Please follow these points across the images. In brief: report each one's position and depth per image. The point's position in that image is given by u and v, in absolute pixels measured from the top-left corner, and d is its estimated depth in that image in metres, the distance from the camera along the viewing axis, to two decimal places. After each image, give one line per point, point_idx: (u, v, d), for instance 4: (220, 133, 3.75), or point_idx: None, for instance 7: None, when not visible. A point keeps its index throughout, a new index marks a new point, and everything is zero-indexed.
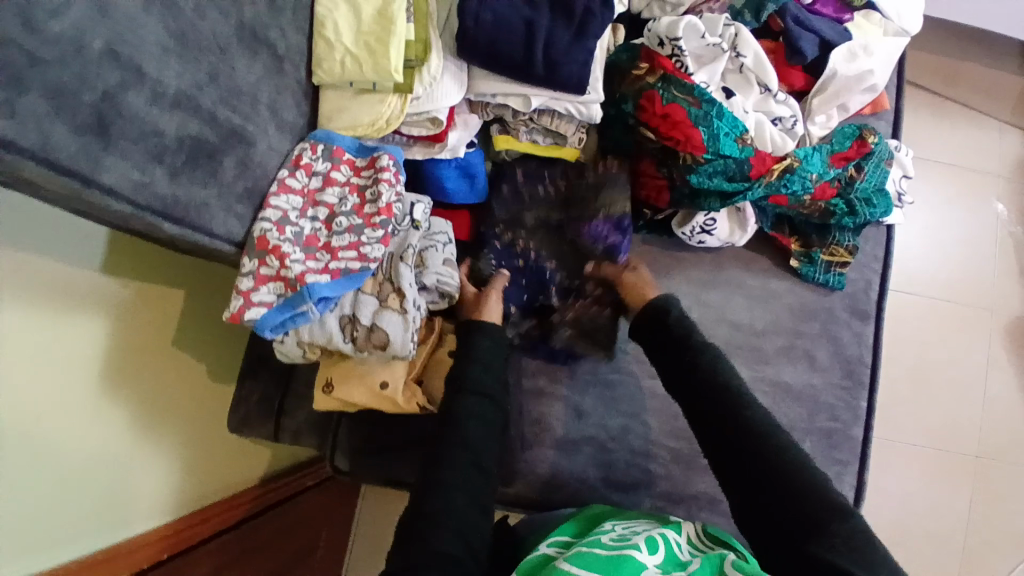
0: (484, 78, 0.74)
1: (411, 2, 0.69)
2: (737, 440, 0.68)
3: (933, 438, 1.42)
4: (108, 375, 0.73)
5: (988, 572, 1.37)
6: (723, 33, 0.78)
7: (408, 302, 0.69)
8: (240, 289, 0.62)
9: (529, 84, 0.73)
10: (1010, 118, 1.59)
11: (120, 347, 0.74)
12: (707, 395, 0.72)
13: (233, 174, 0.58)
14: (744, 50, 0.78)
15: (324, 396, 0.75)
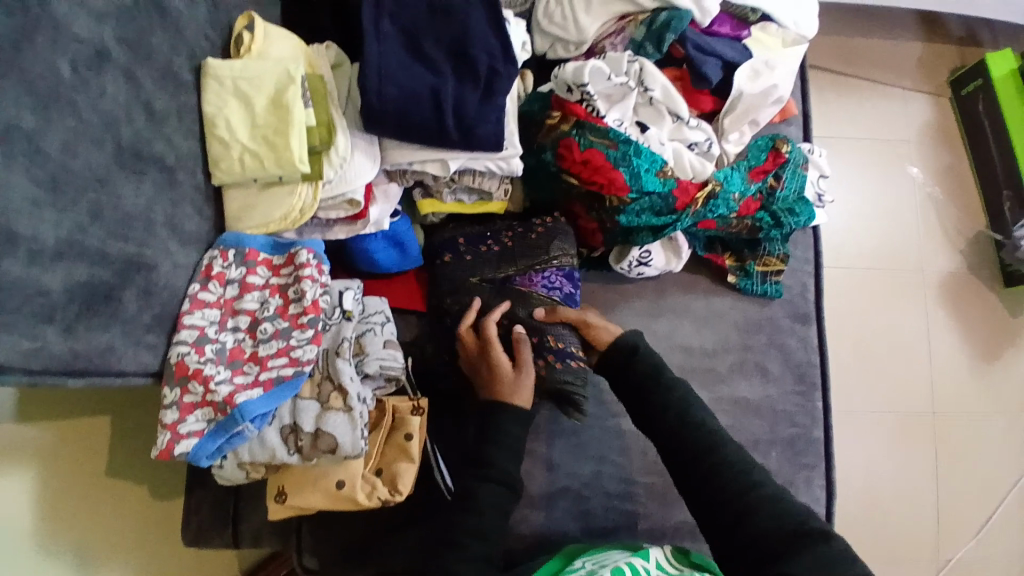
0: (398, 148, 0.72)
1: (308, 85, 0.66)
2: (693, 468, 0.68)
3: (890, 402, 1.48)
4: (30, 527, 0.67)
5: (957, 519, 1.43)
6: (628, 70, 0.78)
7: (353, 398, 0.64)
8: (164, 423, 0.57)
9: (444, 148, 0.70)
10: (911, 85, 1.68)
11: (53, 492, 0.69)
12: (674, 443, 0.70)
13: (136, 305, 0.54)
14: (652, 83, 0.79)
15: (278, 506, 0.71)
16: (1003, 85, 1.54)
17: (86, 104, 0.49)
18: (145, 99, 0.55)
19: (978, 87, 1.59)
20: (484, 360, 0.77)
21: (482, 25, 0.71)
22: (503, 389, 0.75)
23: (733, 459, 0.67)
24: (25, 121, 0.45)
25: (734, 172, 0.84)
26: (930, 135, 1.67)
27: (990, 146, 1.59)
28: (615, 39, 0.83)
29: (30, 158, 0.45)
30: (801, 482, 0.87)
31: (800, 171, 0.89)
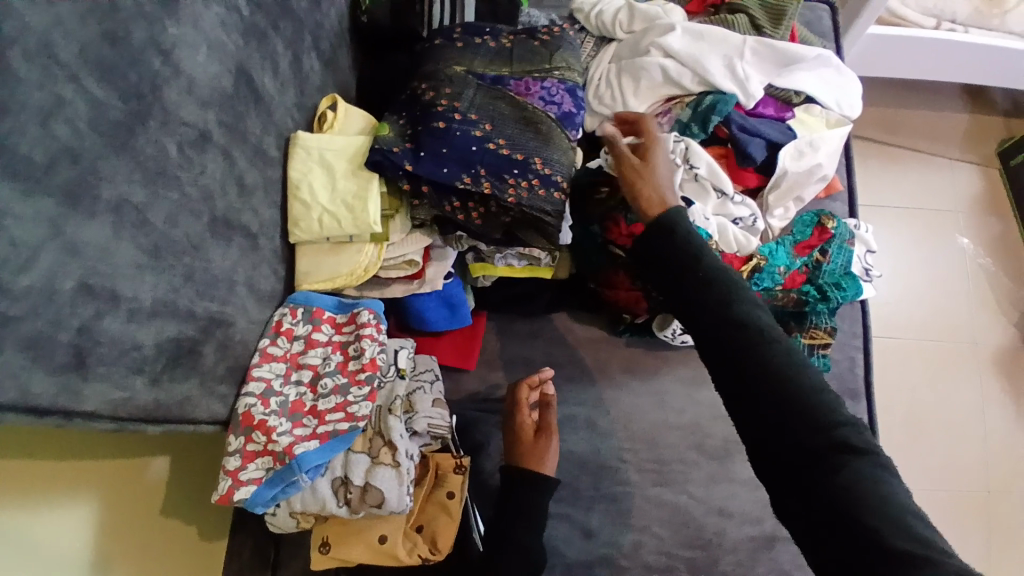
0: None
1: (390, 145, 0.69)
2: (743, 377, 0.57)
3: (942, 479, 1.48)
4: (97, 564, 0.69)
5: None
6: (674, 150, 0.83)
7: (401, 454, 0.67)
8: (227, 469, 0.61)
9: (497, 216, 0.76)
10: (961, 155, 1.76)
11: (119, 524, 0.73)
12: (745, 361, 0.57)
13: (213, 359, 0.59)
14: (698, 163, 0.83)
15: (321, 556, 0.73)
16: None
17: (189, 180, 0.54)
18: (238, 174, 0.61)
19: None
20: (513, 421, 0.82)
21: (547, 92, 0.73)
22: (528, 454, 0.80)
23: (799, 375, 0.56)
24: (136, 194, 0.48)
25: (773, 244, 0.87)
26: (984, 208, 1.71)
27: None
28: (663, 118, 0.90)
29: (137, 226, 0.49)
30: None
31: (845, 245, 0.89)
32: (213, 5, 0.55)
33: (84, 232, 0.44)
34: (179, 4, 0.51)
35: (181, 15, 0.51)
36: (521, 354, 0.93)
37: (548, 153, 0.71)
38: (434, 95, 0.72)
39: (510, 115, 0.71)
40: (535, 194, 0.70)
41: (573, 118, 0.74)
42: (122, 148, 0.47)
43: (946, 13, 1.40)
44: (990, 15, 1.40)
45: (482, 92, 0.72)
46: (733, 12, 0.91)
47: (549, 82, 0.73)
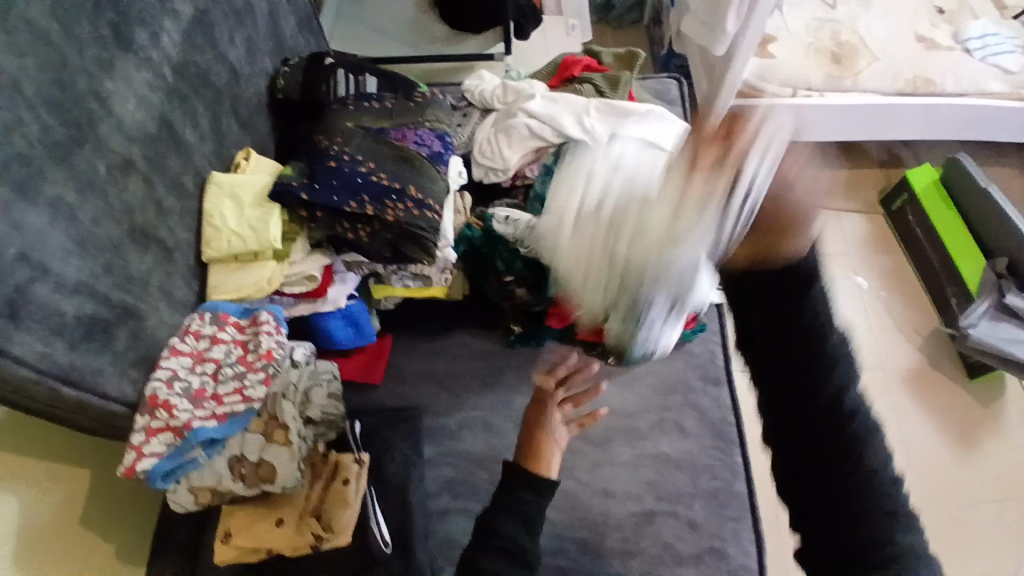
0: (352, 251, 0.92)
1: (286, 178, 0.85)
2: (806, 408, 0.58)
3: None
4: (20, 556, 0.75)
5: None
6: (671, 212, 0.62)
7: (293, 435, 0.76)
8: (132, 444, 0.70)
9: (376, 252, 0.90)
10: (845, 205, 2.06)
11: (44, 525, 0.79)
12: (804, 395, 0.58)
13: (125, 343, 0.71)
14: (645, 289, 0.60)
15: (224, 547, 0.79)
16: (926, 196, 1.89)
17: (113, 194, 0.69)
18: (157, 198, 0.76)
19: (905, 200, 1.95)
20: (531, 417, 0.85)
21: (422, 138, 0.93)
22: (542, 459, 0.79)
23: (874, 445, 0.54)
24: (69, 196, 0.64)
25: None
26: (872, 247, 2.00)
27: (925, 247, 1.90)
28: (533, 165, 1.11)
29: (67, 220, 0.64)
30: (728, 534, 0.92)
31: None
32: (143, 71, 0.73)
33: (26, 216, 0.59)
34: (115, 67, 0.69)
35: (117, 76, 0.70)
36: (424, 368, 1.04)
37: (422, 182, 0.87)
38: (329, 142, 0.89)
39: (391, 154, 0.88)
40: (411, 214, 0.85)
41: (441, 156, 0.93)
42: (63, 161, 0.63)
43: (802, 82, 1.71)
44: (843, 78, 1.72)
45: (367, 138, 0.89)
46: (582, 82, 1.16)
47: (421, 130, 0.94)
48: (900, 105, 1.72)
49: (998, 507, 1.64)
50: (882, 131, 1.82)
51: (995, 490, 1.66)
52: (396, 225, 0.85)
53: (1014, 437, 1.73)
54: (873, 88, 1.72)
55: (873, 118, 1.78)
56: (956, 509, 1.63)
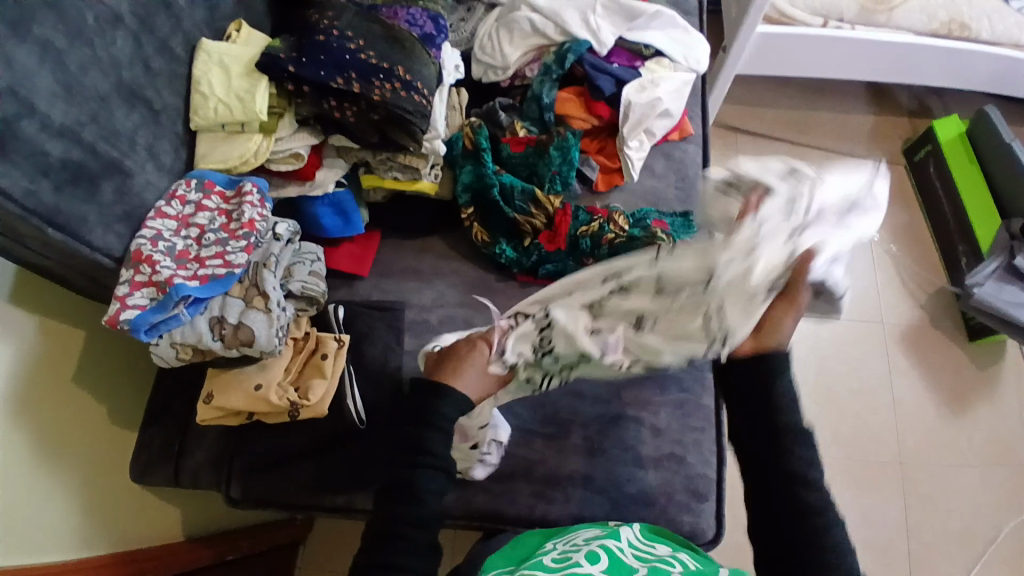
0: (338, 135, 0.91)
1: (276, 49, 0.84)
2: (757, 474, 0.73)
3: (851, 449, 1.66)
4: (11, 399, 0.81)
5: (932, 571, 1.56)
6: (614, 331, 0.77)
7: (272, 302, 0.78)
8: (117, 295, 0.72)
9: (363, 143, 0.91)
10: (866, 152, 1.99)
11: (41, 375, 0.85)
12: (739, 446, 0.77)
13: (111, 198, 0.72)
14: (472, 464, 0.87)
15: (206, 407, 0.83)
16: (951, 150, 1.83)
17: (101, 45, 0.69)
18: (145, 57, 0.75)
19: (929, 151, 1.88)
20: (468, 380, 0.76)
21: (414, 18, 0.91)
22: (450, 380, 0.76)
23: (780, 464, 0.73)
24: (56, 40, 0.64)
25: (574, 131, 1.03)
26: (890, 199, 1.94)
27: (942, 202, 1.85)
28: (534, 66, 1.08)
29: (54, 63, 0.64)
30: (691, 442, 0.94)
31: (648, 222, 1.02)
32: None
33: (15, 52, 0.60)
34: None
35: None
36: (411, 265, 1.05)
37: (411, 65, 0.86)
38: (320, 17, 0.87)
39: (382, 33, 0.87)
40: (398, 95, 0.85)
41: (433, 39, 0.91)
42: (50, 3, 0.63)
43: (833, 11, 1.62)
44: (876, 12, 1.62)
45: (358, 15, 0.88)
46: None
47: (414, 10, 0.91)
48: (931, 49, 1.65)
49: (972, 462, 1.67)
50: (909, 75, 1.74)
51: (974, 447, 1.68)
52: (382, 105, 0.85)
53: (1002, 398, 1.73)
54: (906, 27, 1.63)
55: (902, 61, 1.69)
56: (930, 464, 1.66)
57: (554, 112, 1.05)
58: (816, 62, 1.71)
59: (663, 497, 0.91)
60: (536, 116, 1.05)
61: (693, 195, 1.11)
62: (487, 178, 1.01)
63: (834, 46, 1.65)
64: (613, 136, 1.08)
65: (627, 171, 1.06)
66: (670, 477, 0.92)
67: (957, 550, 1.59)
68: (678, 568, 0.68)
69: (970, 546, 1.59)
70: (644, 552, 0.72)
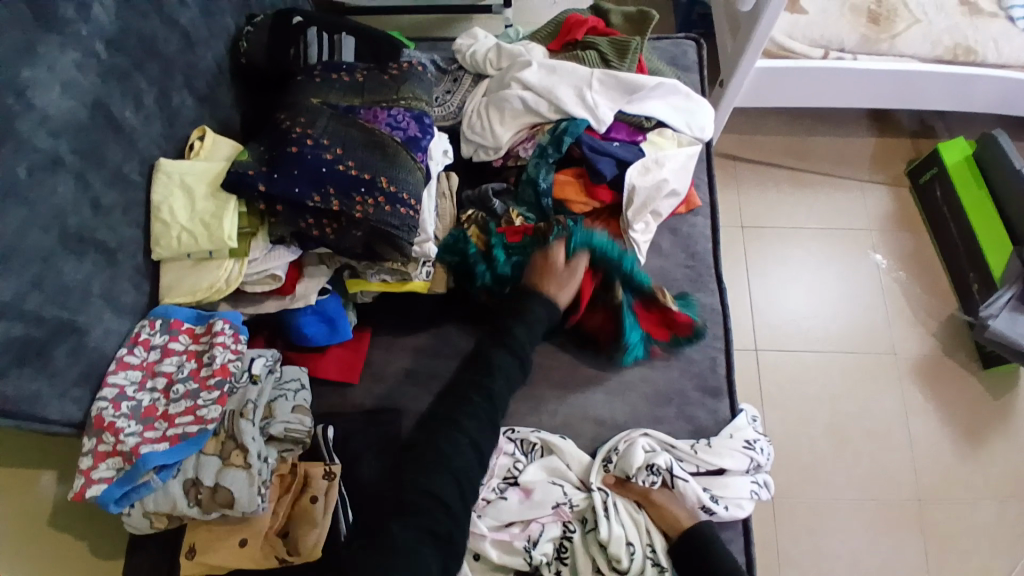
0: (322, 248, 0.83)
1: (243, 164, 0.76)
2: None
3: (868, 491, 1.59)
4: None
5: None
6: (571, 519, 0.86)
7: (251, 456, 0.70)
8: (80, 469, 0.65)
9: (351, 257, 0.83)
10: (869, 177, 1.92)
11: None
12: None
13: (65, 362, 0.65)
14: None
15: (189, 563, 0.75)
16: (958, 174, 1.75)
17: (40, 199, 0.62)
18: (94, 195, 0.68)
19: (934, 174, 1.80)
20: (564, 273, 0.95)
21: (397, 118, 0.83)
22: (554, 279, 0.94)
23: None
24: None
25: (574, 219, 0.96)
26: (895, 224, 1.87)
27: (950, 228, 1.77)
28: (527, 144, 0.99)
29: None
30: None
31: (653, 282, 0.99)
32: (71, 51, 0.65)
33: None
34: (37, 52, 0.61)
35: (36, 60, 0.61)
36: (405, 365, 0.98)
37: (393, 173, 0.79)
38: (292, 122, 0.79)
39: (361, 140, 0.80)
40: (381, 210, 0.77)
41: (418, 142, 0.84)
42: None
43: (835, 42, 1.54)
44: (878, 40, 1.54)
45: (334, 117, 0.81)
46: (586, 49, 1.03)
47: (395, 110, 0.84)
48: (934, 76, 1.58)
49: (991, 499, 1.60)
50: (913, 102, 1.67)
51: (997, 486, 1.61)
52: (365, 222, 0.77)
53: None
54: (909, 54, 1.55)
55: (905, 88, 1.62)
56: (951, 502, 1.59)
57: (551, 197, 0.97)
58: (817, 92, 1.63)
59: None
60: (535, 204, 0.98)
61: (704, 273, 1.04)
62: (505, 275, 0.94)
63: (834, 77, 1.57)
64: (615, 216, 1.00)
65: (633, 256, 0.99)
66: None
67: None
68: None
69: None
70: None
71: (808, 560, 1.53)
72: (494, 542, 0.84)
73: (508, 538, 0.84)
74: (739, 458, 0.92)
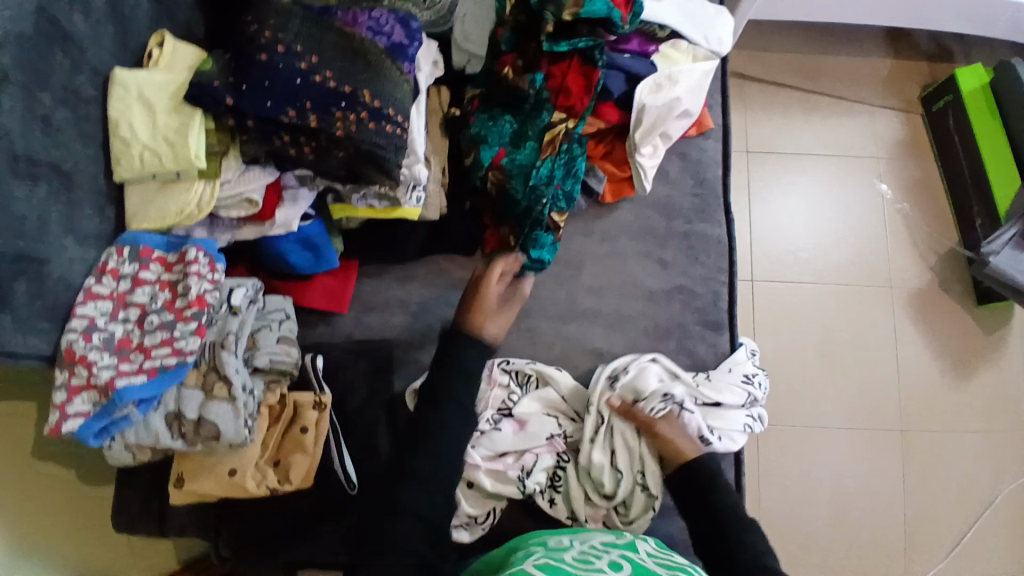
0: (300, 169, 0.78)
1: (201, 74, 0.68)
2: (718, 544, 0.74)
3: (854, 419, 1.62)
4: None
5: (930, 534, 1.57)
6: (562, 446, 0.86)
7: (236, 389, 0.68)
8: (54, 404, 0.61)
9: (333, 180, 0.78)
10: (881, 101, 1.81)
11: None
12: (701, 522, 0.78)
13: (26, 297, 0.61)
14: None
15: (177, 491, 0.74)
16: (973, 102, 1.66)
17: None
18: (41, 113, 0.62)
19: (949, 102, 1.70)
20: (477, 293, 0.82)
21: (380, 19, 0.75)
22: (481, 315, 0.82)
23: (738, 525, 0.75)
24: None
25: (579, 136, 0.90)
26: (904, 151, 1.79)
27: (959, 158, 1.70)
28: None
29: None
30: None
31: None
32: None
33: None
34: None
35: None
36: (396, 296, 0.94)
37: (376, 85, 0.71)
38: (259, 27, 0.70)
39: (340, 48, 0.71)
40: (364, 128, 0.71)
41: (405, 50, 0.75)
42: None
43: None
44: None
45: (307, 20, 0.71)
46: None
47: (377, 12, 0.75)
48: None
49: (977, 428, 1.64)
50: (941, 24, 1.53)
51: (977, 415, 1.65)
52: (348, 140, 0.71)
53: (1009, 361, 1.68)
54: None
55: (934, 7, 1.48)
56: (933, 432, 1.63)
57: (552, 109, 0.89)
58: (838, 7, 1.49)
59: (679, 542, 0.88)
60: (534, 118, 0.88)
61: (711, 202, 0.98)
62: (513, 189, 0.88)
63: None
64: (621, 138, 0.94)
65: (638, 182, 0.93)
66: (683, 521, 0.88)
67: (955, 514, 1.58)
68: None
69: (971, 513, 1.59)
70: (665, 561, 0.68)
71: (791, 482, 1.58)
72: (488, 471, 0.83)
73: (503, 468, 0.83)
74: (737, 393, 0.90)
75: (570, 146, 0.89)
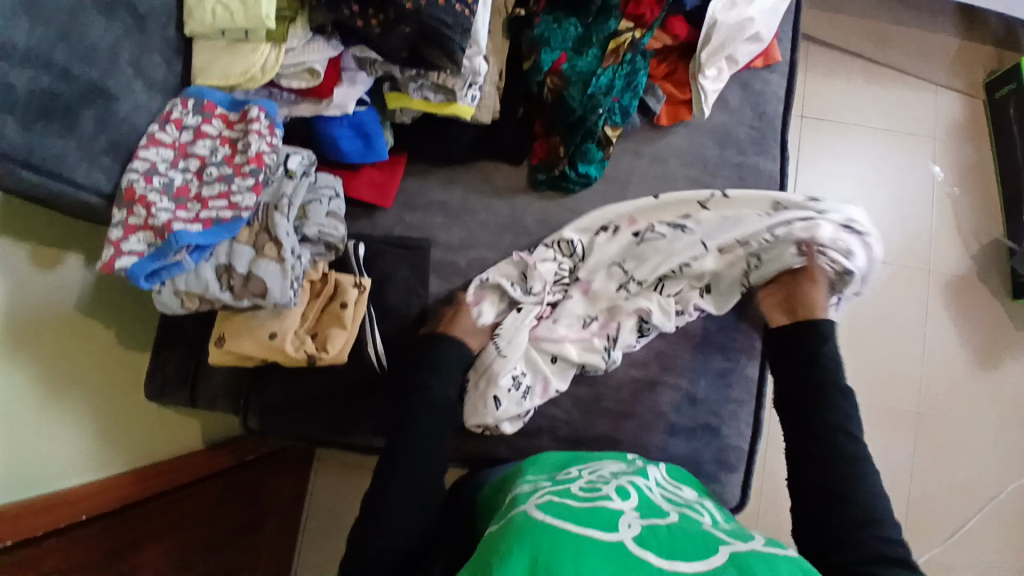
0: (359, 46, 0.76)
1: None
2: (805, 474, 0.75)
3: (873, 396, 1.56)
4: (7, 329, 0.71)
5: (933, 523, 1.51)
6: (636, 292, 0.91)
7: (286, 251, 0.70)
8: (109, 240, 0.63)
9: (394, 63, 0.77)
10: (946, 79, 1.71)
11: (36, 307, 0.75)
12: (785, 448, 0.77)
13: (93, 129, 0.62)
14: (536, 390, 0.85)
15: (217, 351, 0.77)
16: None
17: None
18: None
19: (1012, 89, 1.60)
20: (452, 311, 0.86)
21: None
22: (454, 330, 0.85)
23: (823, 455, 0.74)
24: None
25: (642, 49, 0.89)
26: (962, 134, 1.69)
27: (1014, 145, 1.61)
28: None
29: None
30: (726, 413, 0.91)
31: None
32: None
33: None
34: None
35: None
36: (439, 198, 0.94)
37: None
38: None
39: None
40: (433, 4, 0.69)
41: None
42: None
43: None
44: None
45: None
46: None
47: None
48: None
49: (988, 422, 1.57)
50: None
51: (998, 412, 1.58)
52: (416, 15, 0.69)
53: None
54: None
55: None
56: (951, 421, 1.57)
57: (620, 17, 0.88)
58: None
59: (690, 465, 0.89)
60: (600, 24, 0.87)
61: (768, 136, 0.96)
62: (571, 96, 0.86)
63: None
64: (684, 59, 0.94)
65: (697, 105, 0.92)
66: (697, 447, 0.89)
67: (957, 507, 1.52)
68: (706, 519, 0.65)
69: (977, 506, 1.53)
70: (672, 494, 0.70)
71: None
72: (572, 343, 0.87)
73: (589, 338, 0.88)
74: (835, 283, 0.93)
75: (633, 57, 0.88)
